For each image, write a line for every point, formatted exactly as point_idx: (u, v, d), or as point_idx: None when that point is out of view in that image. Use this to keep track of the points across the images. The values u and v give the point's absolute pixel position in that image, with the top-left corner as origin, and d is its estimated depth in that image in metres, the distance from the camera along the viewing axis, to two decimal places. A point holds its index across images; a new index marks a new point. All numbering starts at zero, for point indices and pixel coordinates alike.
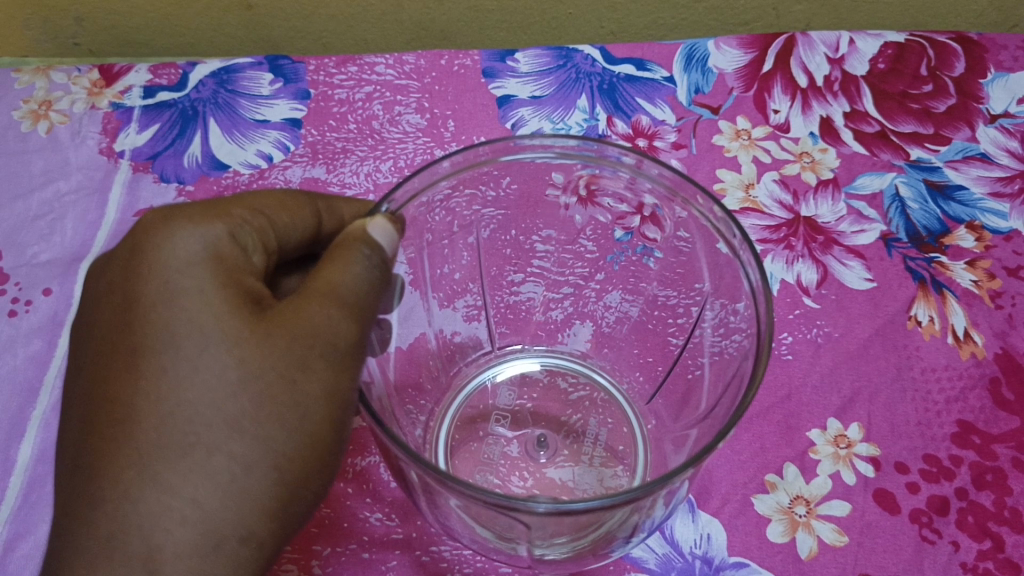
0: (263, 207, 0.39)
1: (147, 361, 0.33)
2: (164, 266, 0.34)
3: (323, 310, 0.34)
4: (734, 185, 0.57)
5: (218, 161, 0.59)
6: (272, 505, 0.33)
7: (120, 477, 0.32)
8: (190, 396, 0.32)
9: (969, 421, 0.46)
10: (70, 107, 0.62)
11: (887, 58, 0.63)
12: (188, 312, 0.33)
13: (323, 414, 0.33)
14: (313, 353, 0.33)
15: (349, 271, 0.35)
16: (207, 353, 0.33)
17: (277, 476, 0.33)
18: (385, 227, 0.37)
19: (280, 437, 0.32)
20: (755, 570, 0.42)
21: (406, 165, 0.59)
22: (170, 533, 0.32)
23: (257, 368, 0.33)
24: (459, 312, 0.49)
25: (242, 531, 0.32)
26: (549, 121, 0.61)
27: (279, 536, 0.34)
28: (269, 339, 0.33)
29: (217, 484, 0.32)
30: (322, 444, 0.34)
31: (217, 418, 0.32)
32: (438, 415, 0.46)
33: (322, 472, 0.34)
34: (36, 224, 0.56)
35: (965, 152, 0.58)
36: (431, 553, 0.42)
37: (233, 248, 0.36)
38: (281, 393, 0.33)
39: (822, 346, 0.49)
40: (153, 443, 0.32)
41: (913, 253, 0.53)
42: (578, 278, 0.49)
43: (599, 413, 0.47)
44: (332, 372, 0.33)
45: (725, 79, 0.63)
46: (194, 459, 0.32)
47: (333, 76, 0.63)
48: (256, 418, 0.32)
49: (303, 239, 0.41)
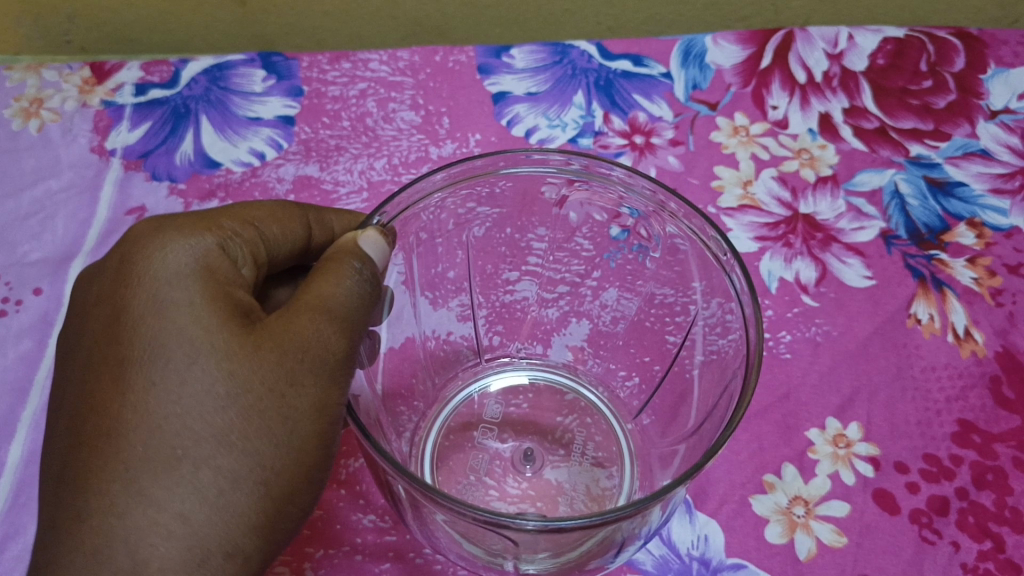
0: (253, 219, 0.39)
1: (134, 373, 0.32)
2: (154, 278, 0.34)
3: (313, 324, 0.33)
4: (732, 182, 0.56)
5: (211, 159, 0.58)
6: (258, 520, 0.32)
7: (107, 491, 0.31)
8: (178, 408, 0.32)
9: (970, 420, 0.46)
10: (61, 105, 0.61)
11: (886, 53, 0.63)
12: (176, 324, 0.33)
13: (312, 428, 0.33)
14: (302, 367, 0.32)
15: (340, 284, 0.34)
16: (196, 366, 0.32)
17: (264, 491, 0.32)
18: (377, 240, 0.37)
19: (268, 452, 0.32)
20: (753, 571, 0.41)
21: (400, 163, 0.58)
22: (156, 548, 0.31)
23: (246, 382, 0.32)
24: (453, 311, 0.48)
25: (227, 547, 0.32)
26: (545, 118, 0.60)
27: (266, 552, 0.33)
28: (258, 353, 0.32)
29: (204, 499, 0.31)
30: (310, 460, 0.33)
31: (204, 432, 0.32)
32: (426, 425, 0.45)
33: (310, 486, 0.33)
34: (26, 223, 0.55)
35: (965, 148, 0.58)
36: (424, 553, 0.42)
37: (223, 260, 0.35)
38: (270, 408, 0.32)
39: (821, 345, 0.48)
40: (139, 457, 0.31)
41: (913, 250, 0.53)
42: (575, 276, 0.49)
43: (587, 428, 0.46)
44: (321, 386, 0.33)
45: (723, 75, 0.62)
46: (180, 473, 0.31)
47: (326, 72, 0.63)
48: (245, 432, 0.32)
49: (294, 251, 0.41)
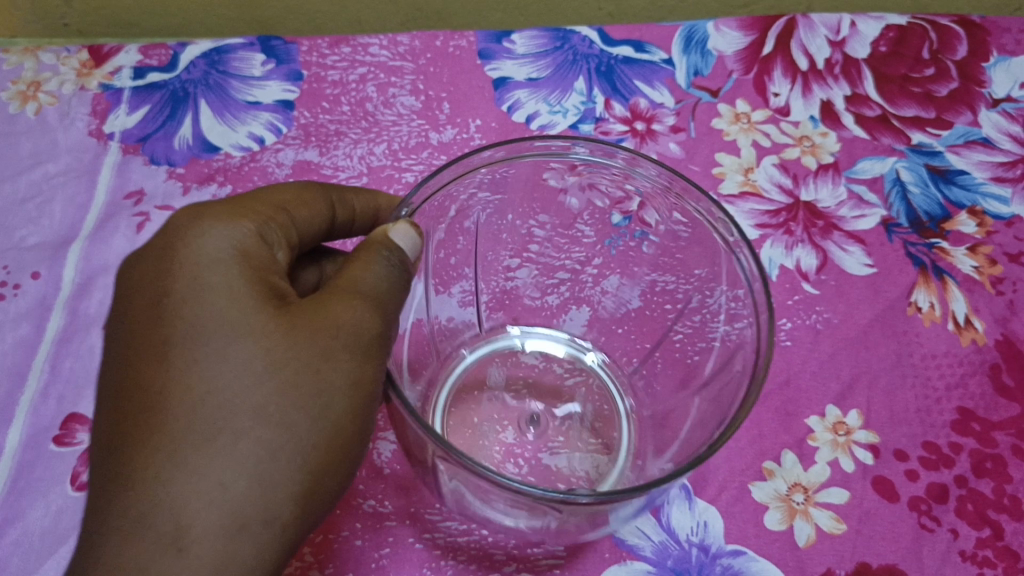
0: (284, 204, 0.38)
1: (174, 351, 0.32)
2: (194, 260, 0.34)
3: (350, 304, 0.33)
4: (733, 169, 0.56)
5: (209, 143, 0.58)
6: (297, 491, 0.32)
7: (146, 462, 0.31)
8: (219, 383, 0.32)
9: (969, 408, 0.46)
10: (59, 88, 0.60)
11: (888, 41, 0.62)
12: (216, 305, 0.33)
13: (350, 401, 0.33)
14: (337, 344, 0.33)
15: (370, 270, 0.35)
16: (235, 344, 0.32)
17: (302, 462, 0.32)
18: (407, 232, 0.37)
19: (306, 424, 0.32)
20: (752, 557, 0.41)
21: (400, 149, 0.57)
22: (198, 516, 0.31)
23: (284, 356, 0.32)
24: (454, 298, 0.47)
25: (267, 515, 0.31)
26: (545, 104, 0.60)
27: (304, 524, 0.32)
28: (295, 330, 0.33)
29: (243, 469, 0.31)
30: (349, 432, 0.33)
31: (244, 405, 0.32)
32: (435, 391, 0.45)
33: (347, 461, 0.33)
34: (24, 207, 0.55)
35: (966, 136, 0.58)
36: (425, 539, 0.42)
37: (260, 245, 0.36)
38: (307, 383, 0.32)
39: (821, 332, 0.48)
40: (179, 430, 0.31)
41: (914, 238, 0.52)
42: (575, 263, 0.48)
43: (587, 395, 0.47)
44: (358, 362, 0.33)
45: (724, 62, 0.62)
46: (218, 446, 0.31)
47: (326, 57, 0.62)
48: (284, 404, 0.32)
49: (321, 236, 0.41)
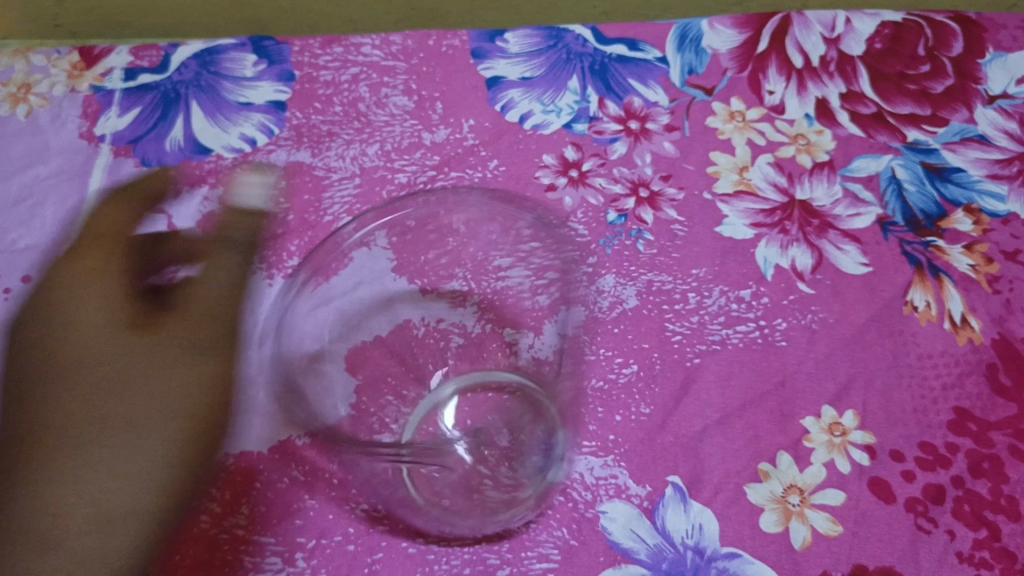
0: (110, 228, 0.52)
1: (63, 371, 0.46)
2: (60, 308, 0.49)
3: (182, 322, 0.48)
4: (728, 168, 0.55)
5: (201, 145, 0.57)
6: (165, 483, 0.43)
7: (71, 463, 0.43)
8: (81, 392, 0.45)
9: (966, 408, 0.46)
10: (50, 90, 0.60)
11: (884, 37, 0.62)
12: (76, 335, 0.47)
13: (192, 398, 0.46)
14: (172, 352, 0.47)
15: (214, 272, 0.50)
16: (96, 362, 0.46)
17: (169, 451, 0.44)
18: (247, 184, 0.55)
19: (139, 421, 0.45)
20: (748, 560, 0.41)
21: (392, 149, 0.57)
22: (80, 508, 0.42)
23: (126, 373, 0.46)
24: (445, 297, 0.50)
25: (130, 512, 0.42)
26: (539, 103, 0.59)
27: (185, 501, 0.43)
28: (144, 343, 0.47)
29: (118, 466, 0.43)
30: (179, 428, 0.45)
31: (106, 415, 0.44)
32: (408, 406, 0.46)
33: (187, 447, 0.44)
34: (15, 210, 0.54)
35: (962, 134, 0.57)
36: (418, 544, 0.42)
37: (122, 282, 0.50)
38: (118, 390, 0.45)
39: (817, 332, 0.48)
40: (71, 433, 0.44)
41: (909, 237, 0.52)
42: (568, 262, 0.51)
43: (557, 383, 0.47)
44: (207, 369, 0.47)
45: (719, 59, 0.61)
46: (112, 446, 0.44)
47: (318, 56, 0.62)
48: (130, 409, 0.45)
49: (129, 248, 0.51)
